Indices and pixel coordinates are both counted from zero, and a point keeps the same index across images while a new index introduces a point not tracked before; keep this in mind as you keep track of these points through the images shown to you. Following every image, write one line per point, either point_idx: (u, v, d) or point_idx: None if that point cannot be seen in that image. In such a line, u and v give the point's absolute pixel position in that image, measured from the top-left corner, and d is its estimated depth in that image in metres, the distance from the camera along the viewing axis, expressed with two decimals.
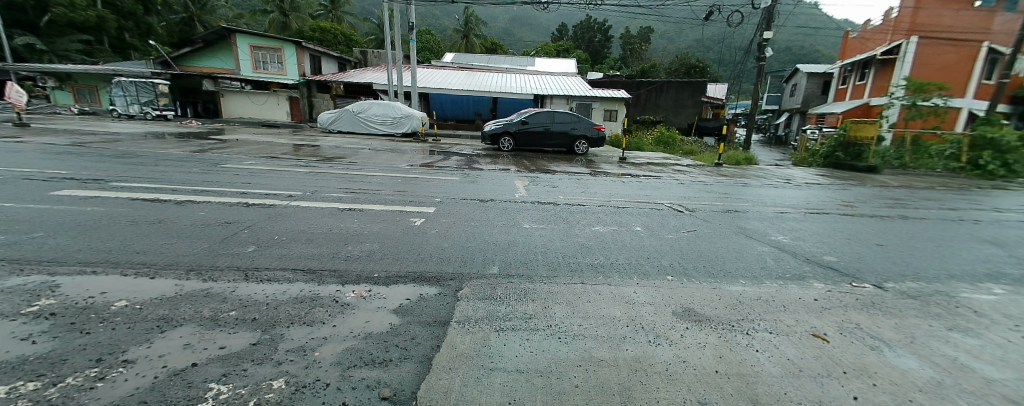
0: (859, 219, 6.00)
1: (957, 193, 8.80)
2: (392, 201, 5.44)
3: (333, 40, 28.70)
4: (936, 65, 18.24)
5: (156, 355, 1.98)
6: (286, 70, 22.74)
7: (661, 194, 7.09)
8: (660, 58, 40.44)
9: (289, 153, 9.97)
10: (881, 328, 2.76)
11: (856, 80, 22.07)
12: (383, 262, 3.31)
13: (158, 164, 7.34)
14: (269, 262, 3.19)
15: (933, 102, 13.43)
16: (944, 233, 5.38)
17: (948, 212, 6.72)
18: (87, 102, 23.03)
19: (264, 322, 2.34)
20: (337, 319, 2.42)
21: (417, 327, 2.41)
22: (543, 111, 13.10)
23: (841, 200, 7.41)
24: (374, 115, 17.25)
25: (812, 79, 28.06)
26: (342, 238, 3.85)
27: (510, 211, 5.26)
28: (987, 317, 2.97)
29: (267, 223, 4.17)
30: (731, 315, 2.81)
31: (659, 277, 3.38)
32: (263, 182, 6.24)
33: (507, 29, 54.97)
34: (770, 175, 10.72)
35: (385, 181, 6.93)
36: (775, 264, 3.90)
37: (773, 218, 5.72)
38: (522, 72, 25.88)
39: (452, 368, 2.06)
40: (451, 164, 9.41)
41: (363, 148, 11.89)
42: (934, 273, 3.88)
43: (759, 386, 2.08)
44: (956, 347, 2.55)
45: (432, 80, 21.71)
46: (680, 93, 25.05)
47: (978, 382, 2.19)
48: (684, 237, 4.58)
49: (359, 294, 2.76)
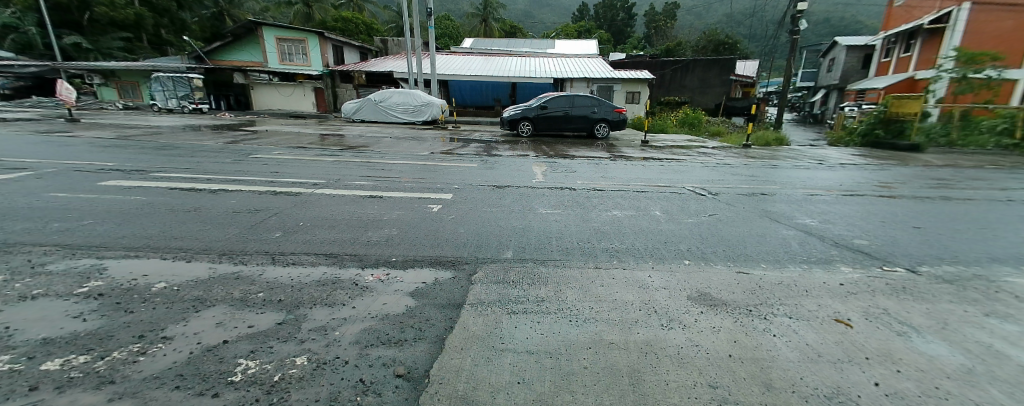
0: (898, 201, 5.68)
1: (1008, 172, 8.20)
2: (412, 188, 5.53)
3: (355, 29, 29.13)
4: (989, 32, 16.74)
5: (191, 333, 2.13)
6: (310, 60, 23.41)
7: (683, 177, 6.94)
8: (686, 36, 39.13)
9: (315, 142, 10.31)
10: (911, 313, 2.65)
11: (899, 53, 20.68)
12: (400, 247, 3.41)
13: (194, 155, 7.71)
14: (294, 247, 3.34)
15: (986, 74, 12.40)
16: (990, 214, 5.04)
17: (998, 192, 6.27)
18: (130, 97, 24.25)
19: (288, 303, 2.47)
20: (356, 301, 2.53)
21: (432, 309, 2.49)
22: (562, 95, 12.89)
23: (878, 181, 7.03)
24: (396, 104, 17.42)
25: (851, 53, 26.44)
26: (361, 224, 3.98)
27: (527, 196, 5.27)
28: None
29: (293, 209, 4.35)
30: (748, 300, 2.76)
31: (676, 262, 3.35)
32: (290, 171, 6.45)
33: (527, 12, 54.28)
34: (801, 156, 10.29)
35: (407, 168, 7.03)
36: (800, 248, 3.79)
37: (802, 201, 5.51)
38: (542, 55, 25.53)
39: (464, 349, 2.13)
40: (470, 151, 9.46)
41: (385, 137, 12.11)
42: (973, 255, 3.69)
43: (773, 371, 2.06)
44: (992, 333, 2.42)
45: (452, 67, 21.67)
46: (707, 72, 24.10)
47: (1013, 369, 2.08)
48: (705, 220, 4.48)
49: (377, 277, 2.86)
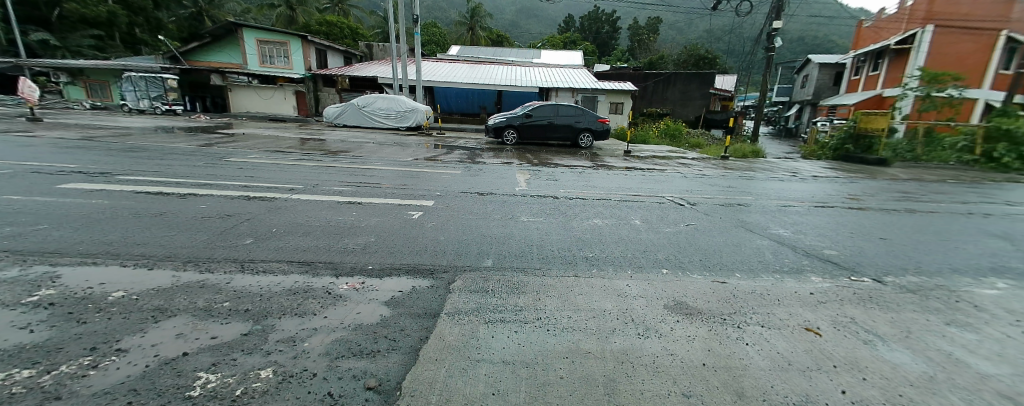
0: (865, 212, 5.91)
1: (968, 186, 8.61)
2: (392, 194, 5.46)
3: (340, 33, 28.84)
4: (950, 54, 17.66)
5: (149, 344, 2.03)
6: (292, 64, 22.87)
7: (663, 187, 7.05)
8: (668, 50, 40.16)
9: (294, 147, 10.10)
10: (876, 321, 2.73)
11: (868, 71, 21.63)
12: (377, 255, 3.34)
13: (164, 158, 7.46)
14: (265, 254, 3.24)
15: (948, 93, 13.01)
16: (951, 226, 5.27)
17: (959, 206, 6.55)
18: (99, 97, 23.26)
19: (256, 313, 2.38)
20: (328, 311, 2.45)
21: (406, 319, 2.43)
22: (547, 104, 13.00)
23: (847, 194, 7.29)
24: (380, 109, 17.27)
25: (823, 70, 27.57)
26: (338, 230, 3.88)
27: (508, 204, 5.26)
28: (987, 311, 2.92)
29: (266, 215, 4.23)
30: (723, 308, 2.80)
31: (654, 271, 3.37)
32: (266, 176, 6.30)
33: (515, 22, 54.84)
34: (777, 168, 10.61)
35: (388, 174, 6.93)
36: (773, 257, 3.88)
37: (776, 211, 5.66)
38: (527, 65, 25.78)
39: (439, 359, 2.08)
40: (454, 158, 9.42)
41: (367, 142, 11.95)
42: (936, 266, 3.83)
43: (746, 379, 2.08)
44: (951, 341, 2.51)
45: (437, 73, 21.64)
46: (688, 85, 24.70)
47: (971, 377, 2.16)
48: (683, 230, 4.55)
49: (352, 286, 2.79)
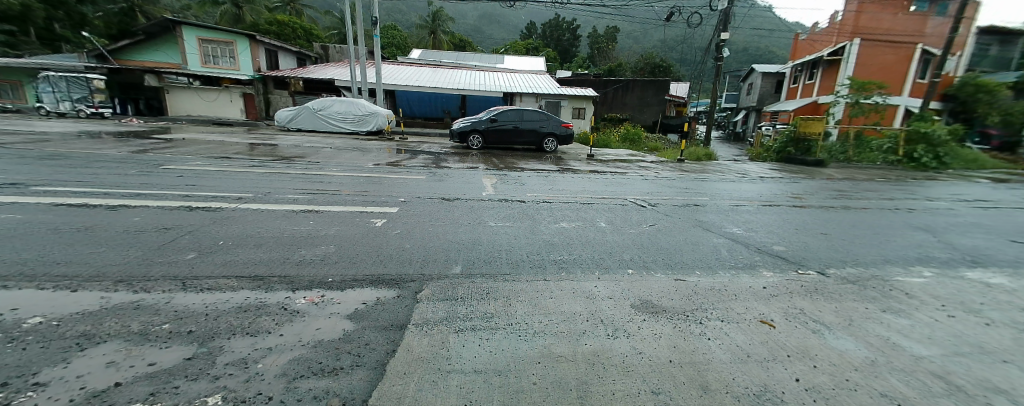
0: (807, 210, 6.35)
1: (893, 184, 9.49)
2: (353, 201, 5.25)
3: (292, 34, 27.61)
4: (876, 64, 19.47)
5: (74, 376, 1.80)
6: (239, 64, 21.55)
7: (625, 189, 7.24)
8: (626, 58, 41.60)
9: (242, 152, 9.49)
10: (823, 311, 2.90)
11: (804, 80, 23.38)
12: (339, 266, 3.17)
13: (89, 166, 6.77)
14: (210, 270, 2.98)
15: (874, 100, 14.27)
16: (881, 221, 5.76)
17: (887, 202, 7.19)
18: (9, 98, 21.02)
19: (201, 334, 2.18)
20: (284, 328, 2.29)
21: (371, 332, 2.32)
22: (512, 109, 13.04)
23: (791, 193, 7.81)
24: (337, 113, 16.65)
25: (766, 79, 29.55)
26: (295, 241, 3.66)
27: (476, 209, 5.19)
28: (917, 298, 3.19)
29: (212, 227, 3.92)
30: (686, 305, 2.88)
31: (620, 271, 3.43)
32: (210, 184, 5.86)
33: (477, 27, 54.89)
34: (728, 170, 11.21)
35: (347, 181, 6.66)
36: (728, 254, 4.06)
37: (729, 211, 5.96)
38: (490, 69, 25.79)
39: (407, 373, 1.98)
40: (418, 163, 9.22)
41: (324, 147, 11.46)
42: (871, 258, 4.16)
43: (710, 374, 2.14)
44: (888, 327, 2.72)
45: (398, 77, 21.18)
46: (646, 91, 25.66)
47: (907, 359, 2.34)
48: (646, 231, 4.67)
49: (311, 300, 2.62)
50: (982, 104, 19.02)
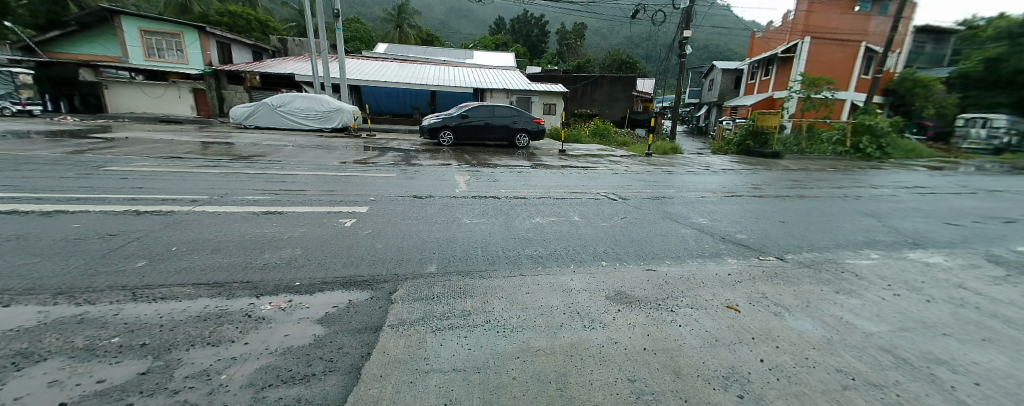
0: (766, 199, 6.67)
1: (842, 174, 10.12)
2: (318, 201, 5.05)
3: (247, 26, 26.20)
4: (825, 61, 20.65)
5: (9, 399, 1.64)
6: (188, 58, 20.30)
7: (597, 183, 7.35)
8: (594, 54, 42.14)
9: (195, 152, 8.94)
10: (783, 295, 3.06)
11: (761, 76, 24.48)
12: (307, 269, 3.05)
13: (18, 169, 6.18)
14: (164, 278, 2.78)
15: (824, 95, 15.19)
16: (832, 208, 6.14)
17: (837, 190, 7.67)
18: None
19: (156, 347, 2.03)
20: (249, 336, 2.17)
21: (344, 336, 2.23)
22: (483, 105, 12.96)
23: (751, 183, 8.18)
24: (298, 109, 16.03)
25: (726, 75, 30.75)
26: (258, 245, 3.48)
27: (449, 207, 5.11)
28: (865, 279, 3.42)
29: (164, 232, 3.67)
30: (657, 294, 2.95)
31: (595, 264, 3.48)
32: (160, 186, 5.49)
33: (445, 22, 54.02)
34: (693, 163, 11.61)
35: (312, 180, 6.41)
36: (695, 244, 4.20)
37: (695, 202, 6.16)
38: (459, 65, 25.49)
39: (384, 376, 1.93)
40: (387, 160, 9.00)
41: (286, 145, 10.97)
42: (824, 243, 4.42)
43: (682, 359, 2.21)
44: (841, 307, 2.89)
45: (363, 72, 20.54)
46: (614, 87, 26.13)
47: (859, 336, 2.50)
48: (617, 223, 4.76)
49: (277, 306, 2.49)
50: (919, 98, 20.74)
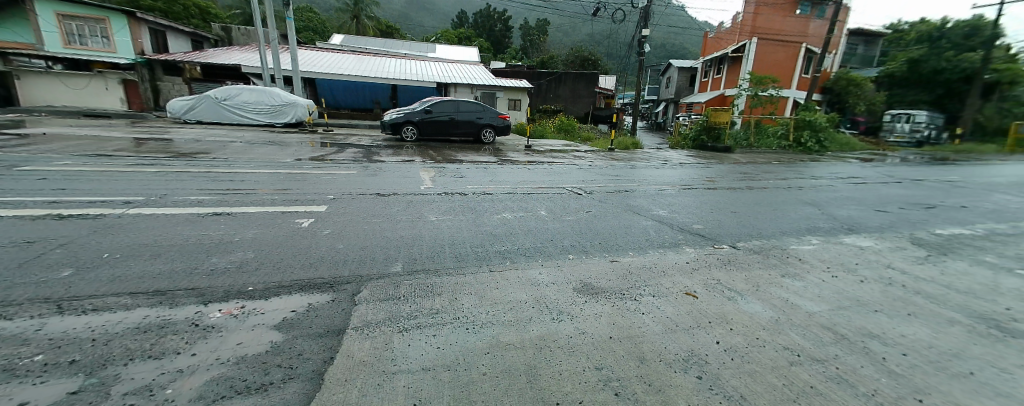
0: (720, 191, 7.02)
1: (787, 166, 10.81)
2: (272, 201, 4.78)
3: (184, 12, 24.25)
4: (770, 61, 21.94)
5: None
6: (115, 45, 18.63)
7: (563, 178, 7.44)
8: (557, 50, 42.52)
9: (127, 149, 8.18)
10: (736, 280, 3.22)
11: (714, 74, 25.67)
12: (261, 273, 2.88)
13: None
14: (94, 288, 2.53)
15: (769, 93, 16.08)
16: (779, 198, 6.55)
17: (782, 182, 8.19)
18: None
19: (88, 363, 1.85)
20: (198, 346, 2.02)
21: (304, 341, 2.13)
22: (447, 100, 12.76)
23: (706, 176, 8.58)
24: (246, 102, 15.11)
25: (682, 73, 31.98)
26: (205, 248, 3.25)
27: (414, 204, 4.98)
28: (808, 263, 3.68)
29: (93, 238, 3.33)
30: (622, 284, 3.03)
31: (561, 257, 3.51)
32: (87, 187, 5.00)
33: (405, 14, 52.55)
34: (653, 158, 12.01)
35: (265, 178, 6.06)
36: (656, 235, 4.35)
37: (655, 195, 6.38)
38: (421, 59, 24.92)
39: (348, 379, 1.86)
40: (347, 157, 8.66)
41: (234, 142, 10.29)
42: (772, 231, 4.71)
43: (645, 345, 2.27)
44: (788, 289, 3.09)
45: (319, 64, 19.62)
46: (576, 83, 26.51)
47: (804, 315, 2.68)
48: (583, 217, 4.84)
49: (228, 313, 2.33)
50: (853, 96, 22.30)
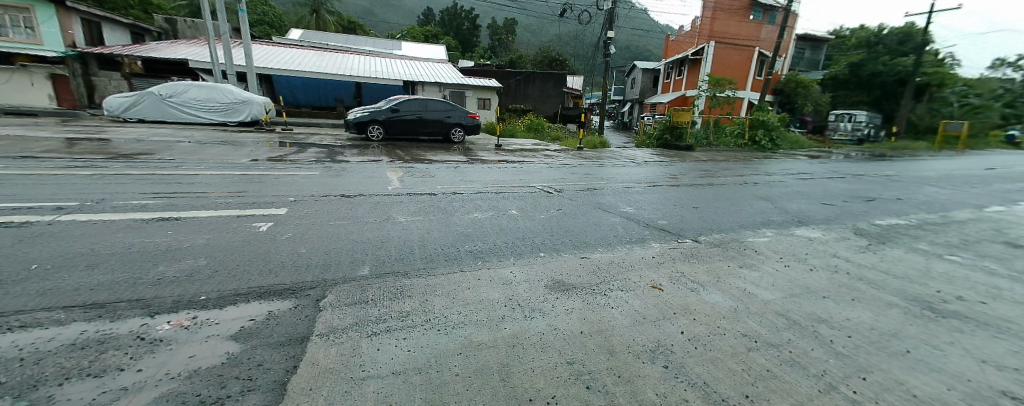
0: (683, 188, 7.28)
1: (745, 163, 11.36)
2: (227, 204, 4.52)
3: (123, 3, 22.50)
4: (727, 63, 22.99)
5: None
6: (42, 37, 16.85)
7: (533, 177, 7.47)
8: (524, 50, 42.73)
9: (57, 150, 7.48)
10: (698, 273, 3.35)
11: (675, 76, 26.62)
12: (216, 280, 2.71)
13: None
14: (20, 303, 2.29)
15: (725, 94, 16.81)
16: (737, 194, 6.87)
17: (740, 178, 8.59)
18: None
19: (14, 386, 1.67)
20: (145, 361, 1.87)
21: (264, 351, 2.02)
22: (414, 99, 12.52)
23: (670, 174, 8.87)
24: (195, 100, 14.21)
25: (645, 74, 32.94)
26: (152, 256, 3.02)
27: (381, 205, 4.85)
28: (764, 254, 3.88)
29: (17, 249, 3.01)
30: (591, 280, 3.07)
31: (533, 255, 3.52)
32: (10, 192, 4.54)
33: (370, 10, 51.14)
34: (620, 156, 12.29)
35: (218, 180, 5.72)
36: (623, 231, 4.45)
37: (622, 192, 6.53)
38: (386, 56, 24.33)
39: (313, 388, 1.78)
40: (308, 157, 8.32)
41: (182, 142, 9.64)
42: (730, 224, 4.93)
43: (615, 338, 2.31)
44: (746, 280, 3.24)
45: (277, 60, 18.75)
46: (544, 83, 26.73)
47: (761, 303, 2.82)
48: (552, 215, 4.87)
49: (178, 324, 2.18)
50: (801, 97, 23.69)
